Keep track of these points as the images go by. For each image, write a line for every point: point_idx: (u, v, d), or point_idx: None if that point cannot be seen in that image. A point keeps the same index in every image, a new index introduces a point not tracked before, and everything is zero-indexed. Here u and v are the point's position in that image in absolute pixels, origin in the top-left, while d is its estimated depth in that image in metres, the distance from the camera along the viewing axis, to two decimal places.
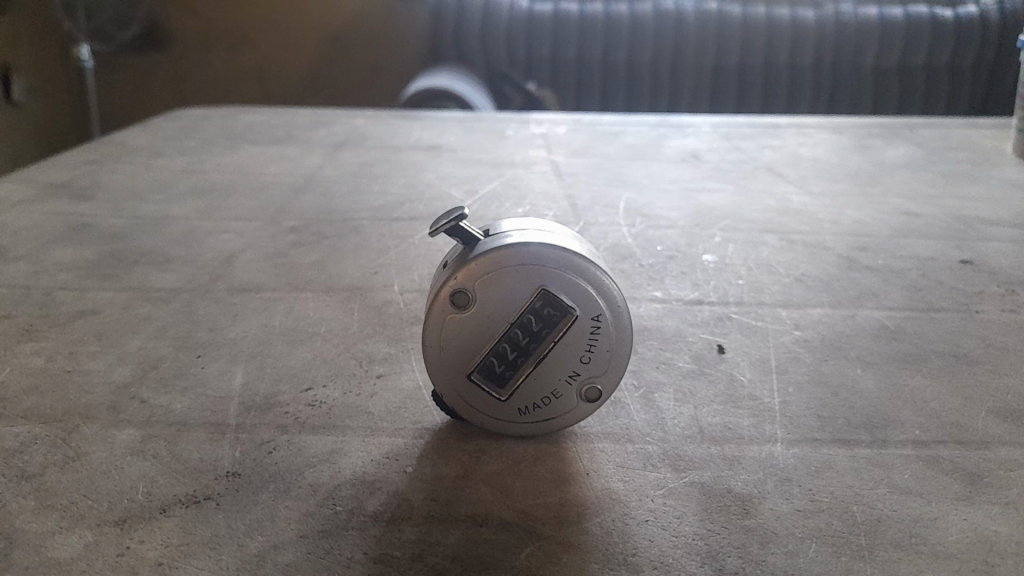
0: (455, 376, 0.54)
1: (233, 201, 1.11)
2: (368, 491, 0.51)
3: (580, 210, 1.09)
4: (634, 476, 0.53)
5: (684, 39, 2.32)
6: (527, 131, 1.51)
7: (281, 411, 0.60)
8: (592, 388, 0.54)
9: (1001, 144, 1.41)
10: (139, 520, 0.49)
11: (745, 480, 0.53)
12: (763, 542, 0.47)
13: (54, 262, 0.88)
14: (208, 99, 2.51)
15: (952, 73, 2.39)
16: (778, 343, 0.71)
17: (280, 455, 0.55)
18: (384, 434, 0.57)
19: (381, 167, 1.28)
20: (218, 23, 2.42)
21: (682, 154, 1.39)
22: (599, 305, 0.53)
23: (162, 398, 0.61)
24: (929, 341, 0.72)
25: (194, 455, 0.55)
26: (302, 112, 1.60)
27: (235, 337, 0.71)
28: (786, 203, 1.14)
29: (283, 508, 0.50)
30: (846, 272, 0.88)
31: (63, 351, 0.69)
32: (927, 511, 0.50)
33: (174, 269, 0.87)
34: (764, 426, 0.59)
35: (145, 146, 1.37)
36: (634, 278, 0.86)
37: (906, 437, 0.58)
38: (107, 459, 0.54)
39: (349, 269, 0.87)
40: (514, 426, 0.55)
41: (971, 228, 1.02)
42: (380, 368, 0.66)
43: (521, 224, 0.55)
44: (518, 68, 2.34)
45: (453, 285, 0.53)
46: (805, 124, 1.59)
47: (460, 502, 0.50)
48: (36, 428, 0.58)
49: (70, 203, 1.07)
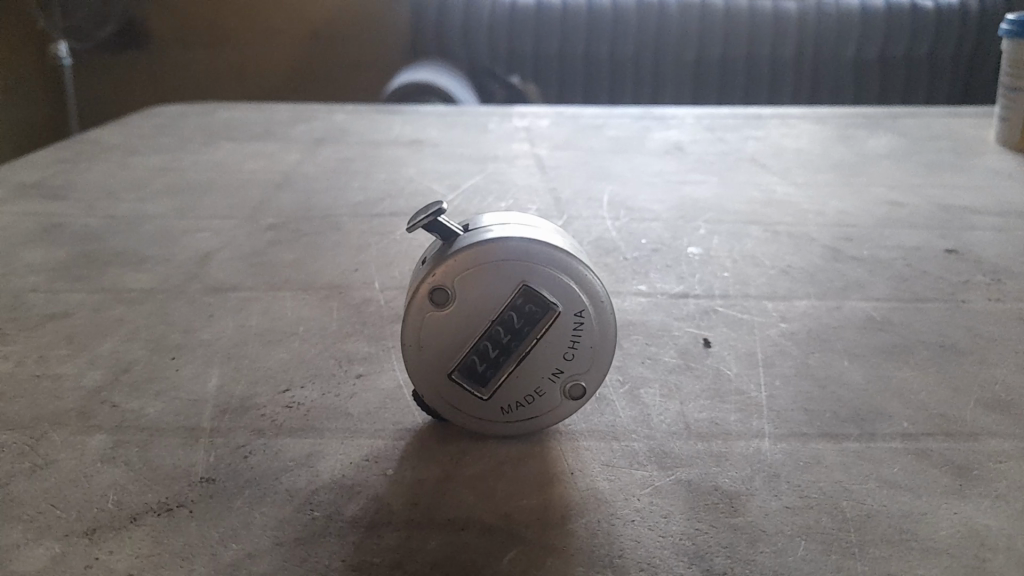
0: (435, 376, 0.53)
1: (210, 198, 1.08)
2: (347, 496, 0.50)
3: (564, 205, 1.08)
4: (620, 475, 0.52)
5: (667, 31, 2.31)
6: (510, 124, 1.50)
7: (257, 414, 0.58)
8: (576, 386, 0.53)
9: (984, 133, 1.41)
10: (108, 530, 0.47)
11: (733, 477, 0.52)
12: (752, 541, 0.46)
13: (26, 263, 0.86)
14: (187, 96, 2.47)
15: (933, 63, 2.39)
16: (765, 336, 0.70)
17: (256, 460, 0.53)
18: (364, 436, 0.56)
19: (361, 163, 1.26)
20: (196, 18, 2.38)
21: (666, 146, 1.38)
22: (581, 301, 0.52)
23: (135, 402, 0.59)
24: (915, 331, 0.72)
25: (167, 461, 0.53)
26: (281, 108, 1.58)
27: (211, 338, 0.69)
28: (770, 194, 1.13)
29: (258, 515, 0.48)
30: (831, 263, 0.88)
31: (32, 355, 0.67)
32: (917, 505, 0.49)
33: (148, 269, 0.85)
34: (751, 421, 0.58)
35: (120, 144, 1.34)
36: (618, 271, 0.85)
37: (895, 430, 0.57)
38: (76, 466, 0.52)
39: (329, 266, 0.86)
40: (497, 425, 0.54)
41: (956, 218, 1.02)
42: (360, 367, 0.65)
43: (502, 219, 0.54)
44: (500, 62, 2.32)
45: (432, 282, 0.51)
46: (789, 115, 1.58)
47: (442, 505, 0.49)
48: (3, 435, 0.56)
49: (42, 203, 1.05)
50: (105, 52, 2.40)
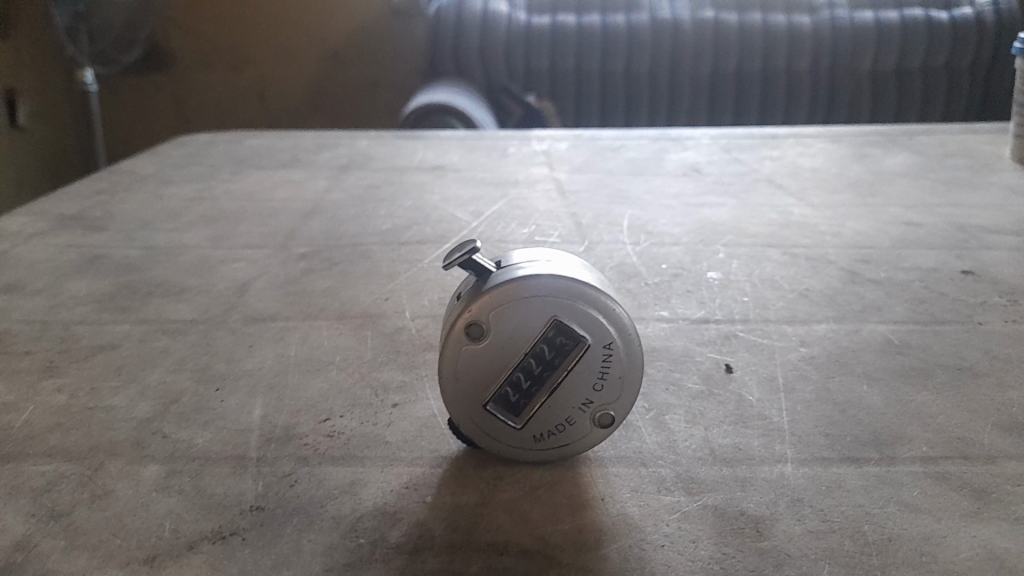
0: (470, 407, 0.55)
1: (242, 228, 1.12)
2: (390, 522, 0.52)
3: (585, 229, 1.10)
4: (649, 500, 0.54)
5: (680, 46, 2.35)
6: (529, 148, 1.53)
7: (300, 443, 0.61)
8: (605, 415, 0.55)
9: (999, 149, 1.43)
10: (167, 557, 0.50)
11: (758, 502, 0.54)
12: (777, 565, 0.48)
13: (71, 295, 0.89)
14: (209, 120, 2.53)
15: (950, 73, 2.40)
16: (785, 360, 0.73)
17: (303, 488, 0.56)
18: (403, 463, 0.58)
19: (385, 190, 1.29)
20: (218, 45, 2.44)
21: (683, 167, 1.41)
22: (610, 333, 0.54)
23: (184, 432, 0.63)
24: (933, 354, 0.74)
25: (218, 490, 0.56)
26: (305, 134, 1.62)
27: (252, 369, 0.72)
28: (788, 215, 1.15)
29: (307, 542, 0.51)
30: (848, 285, 0.90)
31: (84, 387, 0.70)
32: (936, 529, 0.51)
33: (188, 300, 0.88)
34: (774, 446, 0.60)
35: (153, 174, 1.39)
36: (640, 297, 0.87)
37: (914, 453, 0.59)
38: (133, 496, 0.55)
39: (360, 295, 0.89)
40: (529, 453, 0.56)
41: (973, 237, 1.04)
42: (395, 396, 0.67)
43: (532, 256, 0.56)
44: (516, 81, 2.35)
45: (467, 317, 0.54)
46: (804, 133, 1.60)
47: (480, 531, 0.51)
48: (63, 466, 0.59)
49: (82, 235, 1.09)
50: (130, 79, 2.47)
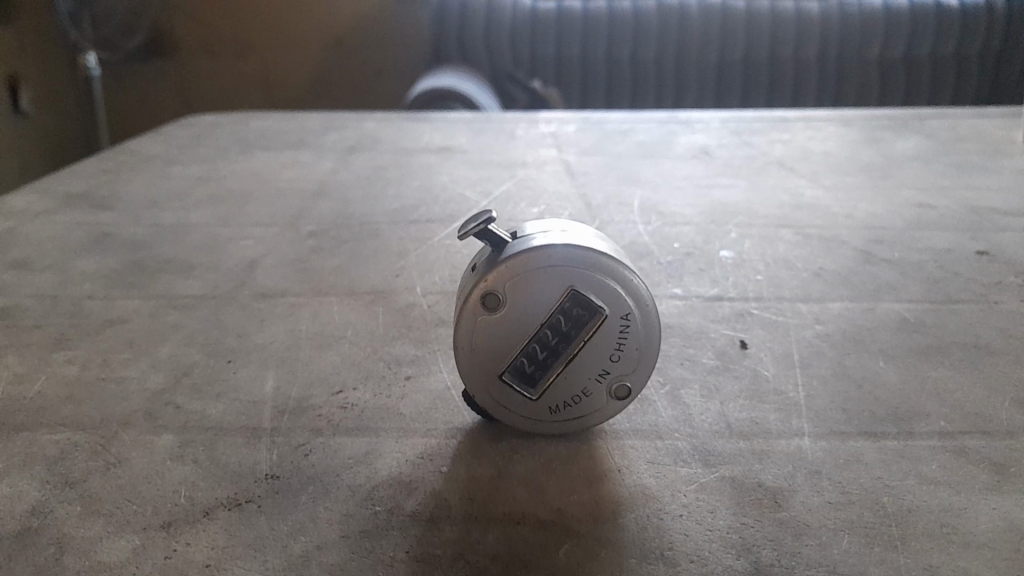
0: (487, 378, 0.55)
1: (251, 207, 1.12)
2: (405, 492, 0.52)
3: (595, 210, 1.10)
4: (666, 472, 0.54)
5: (688, 32, 2.33)
6: (537, 130, 1.52)
7: (314, 415, 0.61)
8: (622, 386, 0.55)
9: (1011, 134, 1.42)
10: (184, 524, 0.50)
11: (776, 474, 0.53)
12: (797, 535, 0.48)
13: (80, 272, 0.89)
14: (214, 104, 2.52)
15: (959, 60, 2.39)
16: (800, 337, 0.72)
17: (317, 458, 0.56)
18: (417, 434, 0.58)
19: (394, 171, 1.29)
20: (222, 27, 2.43)
21: (692, 150, 1.40)
22: (627, 304, 0.53)
23: (197, 404, 0.62)
24: (949, 332, 0.73)
25: (233, 459, 0.56)
26: (312, 116, 1.61)
27: (264, 343, 0.72)
28: (799, 197, 1.15)
29: (323, 510, 0.51)
30: (862, 265, 0.89)
31: (95, 360, 0.70)
32: (956, 501, 0.51)
33: (198, 277, 0.88)
34: (791, 421, 0.59)
35: (160, 154, 1.38)
36: (653, 276, 0.87)
37: (932, 428, 0.58)
38: (147, 464, 0.55)
39: (371, 272, 0.89)
40: (545, 425, 0.56)
41: (986, 220, 1.03)
42: (408, 369, 0.67)
43: (547, 226, 0.56)
44: (523, 68, 2.34)
45: (483, 288, 0.53)
46: (814, 118, 1.59)
47: (496, 501, 0.51)
48: (76, 435, 0.59)
49: (90, 213, 1.09)
50: (135, 63, 2.46)
